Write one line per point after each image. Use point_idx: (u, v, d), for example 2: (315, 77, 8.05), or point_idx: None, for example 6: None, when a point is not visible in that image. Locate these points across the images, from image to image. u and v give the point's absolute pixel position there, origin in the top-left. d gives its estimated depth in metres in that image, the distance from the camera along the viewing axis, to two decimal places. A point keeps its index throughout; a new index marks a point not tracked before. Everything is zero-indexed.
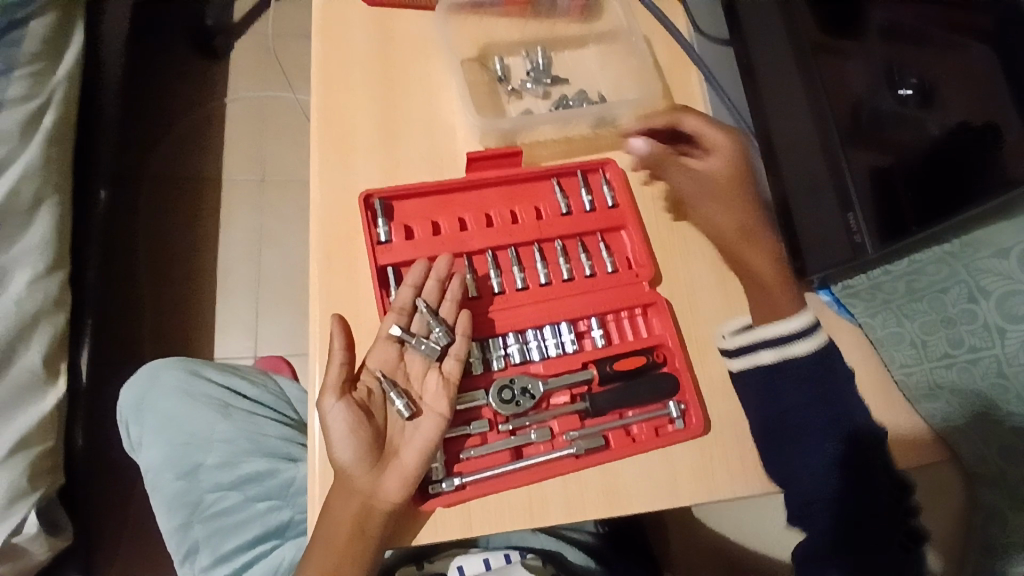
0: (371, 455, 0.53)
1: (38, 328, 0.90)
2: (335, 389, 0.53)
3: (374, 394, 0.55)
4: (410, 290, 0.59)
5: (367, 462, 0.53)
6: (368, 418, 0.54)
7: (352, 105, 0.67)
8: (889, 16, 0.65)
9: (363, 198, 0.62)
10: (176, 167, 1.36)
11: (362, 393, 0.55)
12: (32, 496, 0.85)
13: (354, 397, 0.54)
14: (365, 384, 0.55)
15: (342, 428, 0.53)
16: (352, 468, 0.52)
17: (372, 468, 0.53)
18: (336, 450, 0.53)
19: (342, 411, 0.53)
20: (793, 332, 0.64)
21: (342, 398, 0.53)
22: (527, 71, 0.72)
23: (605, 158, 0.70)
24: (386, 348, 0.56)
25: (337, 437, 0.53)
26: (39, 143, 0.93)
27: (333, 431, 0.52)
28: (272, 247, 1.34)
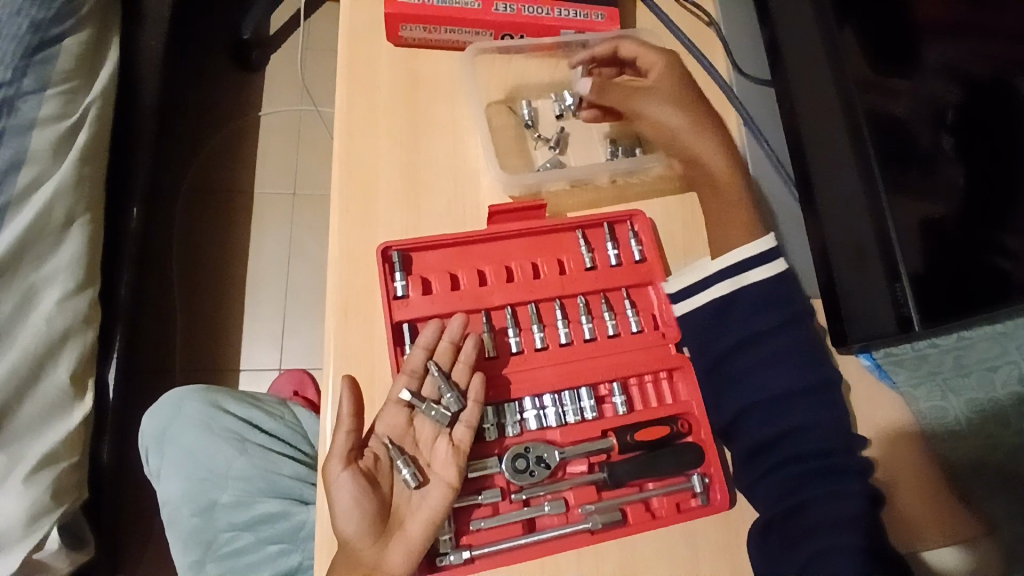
0: (374, 528, 0.51)
1: (67, 345, 0.92)
2: (342, 456, 0.52)
3: (381, 460, 0.54)
4: (422, 351, 0.57)
5: (370, 535, 0.51)
6: (373, 487, 0.52)
7: (375, 152, 0.65)
8: (943, 57, 0.60)
9: (381, 251, 0.61)
10: (209, 178, 1.38)
11: (369, 460, 0.53)
12: (56, 512, 0.87)
13: (360, 465, 0.52)
14: (372, 451, 0.54)
15: (348, 500, 0.51)
16: (355, 540, 0.50)
17: (376, 541, 0.51)
18: (340, 521, 0.51)
19: (348, 481, 0.51)
20: (747, 260, 0.61)
21: (348, 466, 0.52)
22: (555, 116, 0.70)
23: (633, 210, 0.66)
24: (396, 413, 0.55)
25: (341, 510, 0.51)
26: (71, 161, 0.95)
27: (337, 501, 0.51)
28: (300, 261, 1.35)
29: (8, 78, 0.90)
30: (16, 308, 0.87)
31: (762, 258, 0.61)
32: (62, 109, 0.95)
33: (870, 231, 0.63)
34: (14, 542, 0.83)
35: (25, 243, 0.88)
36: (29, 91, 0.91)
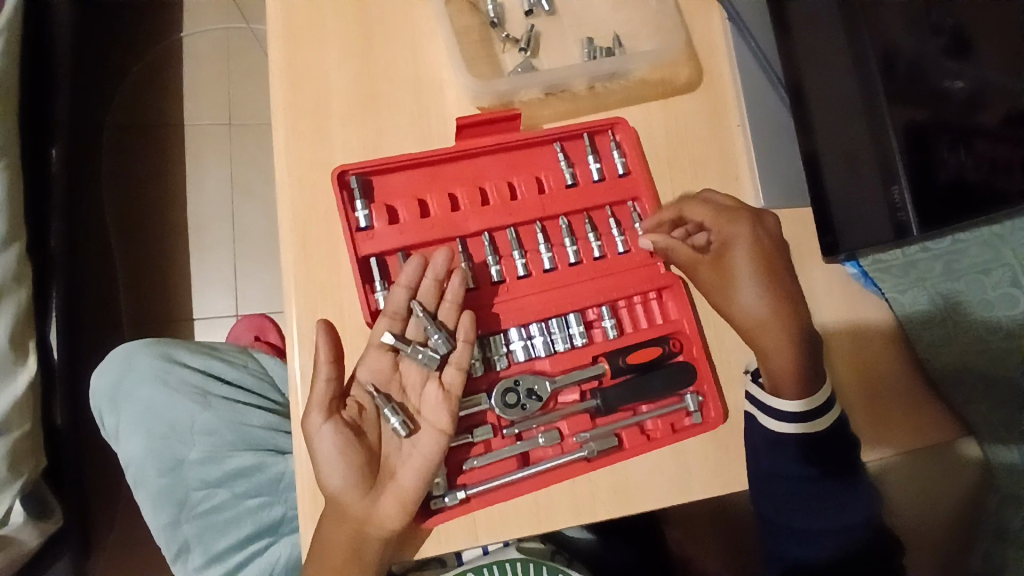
0: (364, 480, 0.49)
1: (1, 306, 0.83)
2: (321, 408, 0.49)
3: (366, 409, 0.51)
4: (404, 290, 0.52)
5: (360, 488, 0.49)
6: (359, 438, 0.50)
7: (325, 66, 0.57)
8: None
9: (337, 175, 0.54)
10: (131, 111, 1.23)
11: (354, 411, 0.51)
12: (15, 484, 0.81)
13: (343, 417, 0.50)
14: (354, 400, 0.51)
15: (332, 452, 0.49)
16: (343, 493, 0.49)
17: (366, 494, 0.49)
18: (325, 476, 0.49)
19: (330, 434, 0.49)
20: (794, 411, 0.56)
21: (330, 418, 0.49)
22: (525, 13, 0.62)
23: (615, 117, 0.60)
24: (379, 357, 0.52)
25: (326, 462, 0.49)
26: None
27: (321, 455, 0.49)
28: (246, 199, 1.24)
29: None
30: None
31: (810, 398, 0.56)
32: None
33: (864, 134, 0.58)
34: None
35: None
36: None
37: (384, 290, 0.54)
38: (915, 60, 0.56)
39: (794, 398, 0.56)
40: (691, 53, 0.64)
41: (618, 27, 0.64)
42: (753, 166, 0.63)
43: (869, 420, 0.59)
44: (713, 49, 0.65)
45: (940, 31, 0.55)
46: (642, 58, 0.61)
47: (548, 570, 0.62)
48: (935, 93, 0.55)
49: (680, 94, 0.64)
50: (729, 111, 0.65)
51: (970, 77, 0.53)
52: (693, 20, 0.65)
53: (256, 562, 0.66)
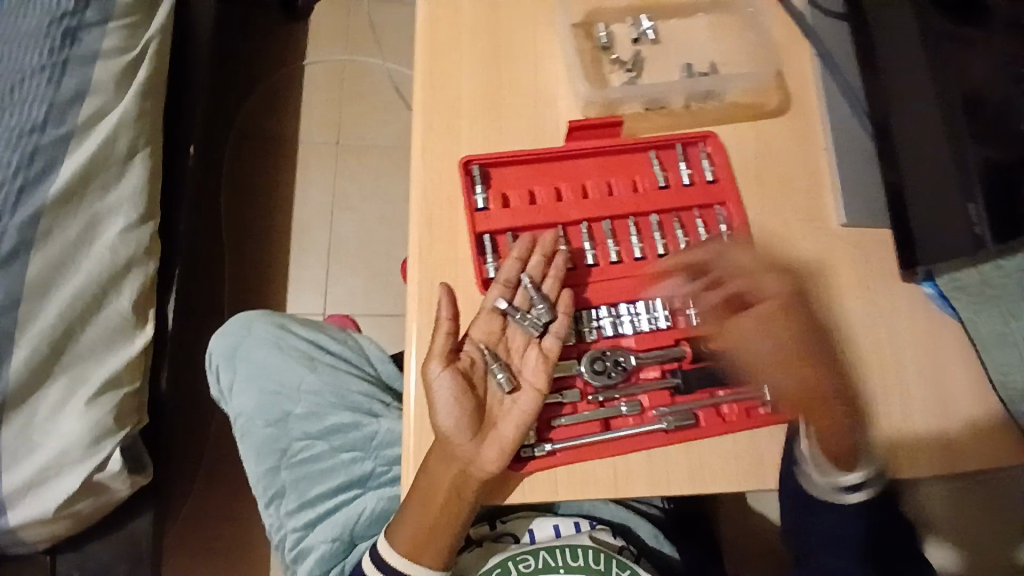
0: (471, 425, 0.56)
1: (131, 274, 0.90)
2: (441, 357, 0.56)
3: (477, 364, 0.58)
4: (515, 263, 0.60)
5: (469, 430, 0.56)
6: (469, 388, 0.57)
7: (458, 73, 0.67)
8: (1015, 11, 0.64)
9: (464, 163, 0.63)
10: (257, 126, 1.40)
11: (466, 363, 0.57)
12: (118, 434, 0.84)
13: (458, 367, 0.57)
14: (468, 354, 0.58)
15: (447, 396, 0.56)
16: (453, 434, 0.55)
17: (473, 439, 0.56)
18: (440, 417, 0.56)
19: (446, 379, 0.56)
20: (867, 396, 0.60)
21: (447, 367, 0.56)
22: (633, 39, 0.71)
23: (706, 132, 0.68)
24: (490, 320, 0.59)
25: (442, 405, 0.56)
26: (133, 95, 0.94)
27: (438, 398, 0.56)
28: (346, 210, 1.36)
29: (72, 9, 0.91)
30: (81, 234, 0.87)
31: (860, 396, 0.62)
32: (124, 43, 0.94)
33: (949, 161, 0.63)
34: (77, 460, 0.80)
35: (85, 174, 0.88)
36: (92, 23, 0.92)
37: (493, 262, 0.61)
38: (1002, 101, 0.62)
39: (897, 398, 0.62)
40: (781, 82, 0.71)
41: (715, 56, 0.72)
42: (836, 185, 0.68)
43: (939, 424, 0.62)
44: (801, 80, 0.72)
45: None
46: (736, 80, 0.69)
47: (617, 563, 0.65)
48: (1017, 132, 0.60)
49: (768, 117, 0.70)
50: (815, 136, 0.70)
51: None
52: (784, 55, 0.72)
53: (344, 511, 0.72)
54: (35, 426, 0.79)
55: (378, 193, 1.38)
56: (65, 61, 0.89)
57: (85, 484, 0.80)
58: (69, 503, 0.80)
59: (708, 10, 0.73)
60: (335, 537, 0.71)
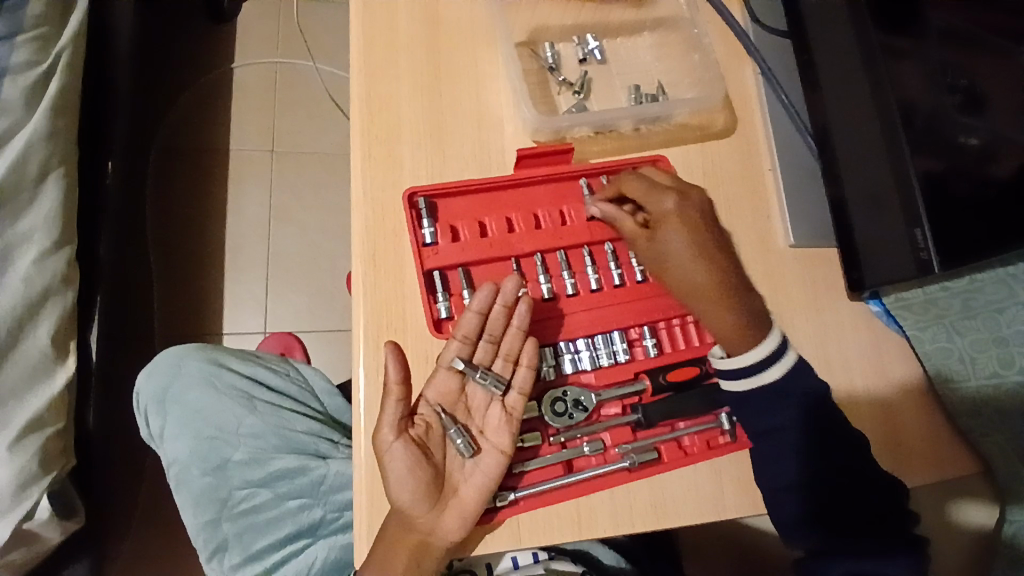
0: (430, 496, 0.52)
1: (46, 306, 0.82)
2: (393, 426, 0.52)
3: (433, 428, 0.55)
4: (475, 315, 0.56)
5: (427, 502, 0.52)
6: (426, 456, 0.53)
7: (398, 97, 0.63)
8: (945, 18, 0.65)
9: (408, 196, 0.59)
10: (183, 135, 1.30)
11: (421, 429, 0.54)
12: (45, 479, 0.78)
13: (411, 435, 0.53)
14: (423, 419, 0.55)
15: (401, 468, 0.52)
16: (411, 507, 0.52)
17: (432, 509, 0.52)
18: (394, 490, 0.52)
19: (401, 450, 0.52)
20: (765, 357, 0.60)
21: (400, 436, 0.52)
22: (579, 60, 0.69)
23: (657, 154, 0.67)
24: (447, 379, 0.56)
25: (396, 478, 0.52)
26: (43, 112, 0.84)
27: (392, 471, 0.52)
28: (285, 222, 1.29)
29: None
30: None
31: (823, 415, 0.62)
32: (35, 55, 0.85)
33: (891, 183, 0.65)
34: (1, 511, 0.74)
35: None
36: None
37: (445, 301, 0.58)
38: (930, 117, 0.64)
39: (755, 347, 0.60)
40: (727, 102, 0.71)
41: (661, 76, 0.71)
42: (783, 206, 0.68)
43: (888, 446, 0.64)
44: (746, 100, 0.72)
45: (956, 90, 0.64)
46: (686, 104, 0.68)
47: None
48: (951, 146, 0.63)
49: (715, 138, 0.69)
50: (761, 156, 0.70)
51: (982, 134, 0.62)
52: (729, 74, 0.72)
53: (294, 563, 0.69)
54: None
55: (317, 203, 1.31)
56: None
57: (12, 535, 0.75)
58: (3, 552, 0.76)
59: (654, 26, 0.71)
60: None
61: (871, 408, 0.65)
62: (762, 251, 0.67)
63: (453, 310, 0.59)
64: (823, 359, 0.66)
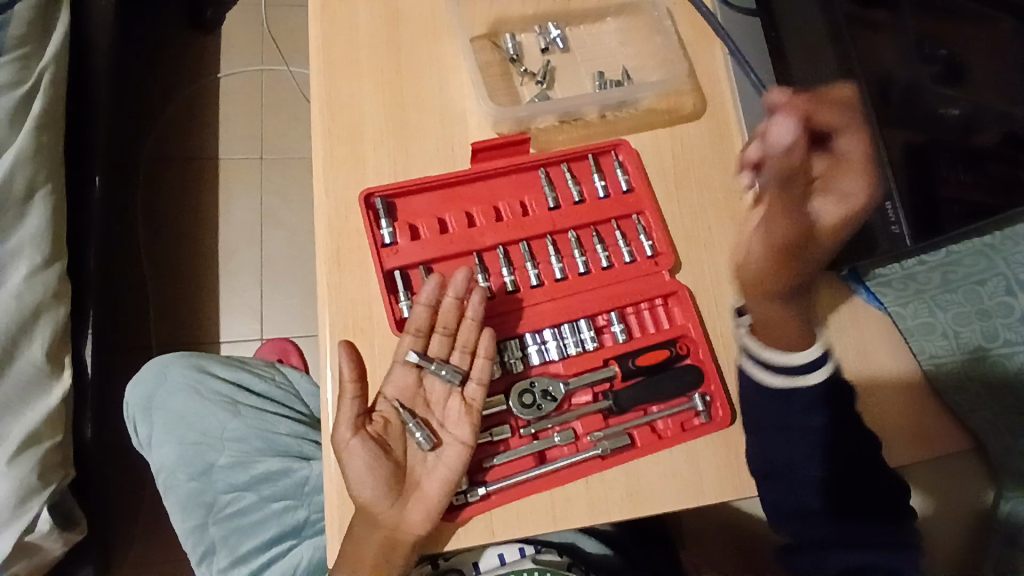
0: (391, 491, 0.53)
1: (39, 324, 0.83)
2: (350, 423, 0.53)
3: (391, 424, 0.55)
4: (425, 310, 0.56)
5: (389, 496, 0.53)
6: (386, 451, 0.54)
7: (358, 96, 0.63)
8: None
9: (363, 198, 0.59)
10: (172, 146, 1.31)
11: (379, 426, 0.54)
12: (45, 491, 0.80)
13: (369, 432, 0.54)
14: (382, 415, 0.55)
15: (361, 466, 0.53)
16: (375, 504, 0.52)
17: (395, 504, 0.53)
18: (358, 489, 0.53)
19: (359, 447, 0.53)
20: (810, 362, 0.62)
21: (358, 432, 0.53)
22: (541, 49, 0.68)
23: (617, 139, 0.65)
24: (405, 375, 0.56)
25: (356, 477, 0.52)
26: (28, 130, 0.86)
27: (352, 470, 0.52)
28: (275, 228, 1.30)
29: None
30: None
31: (797, 393, 0.61)
32: (18, 75, 0.87)
33: None
34: (4, 524, 0.76)
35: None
36: None
37: (407, 301, 0.58)
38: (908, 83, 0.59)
39: (807, 348, 0.62)
40: (694, 83, 0.70)
41: (628, 61, 0.70)
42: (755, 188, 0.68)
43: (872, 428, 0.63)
44: (715, 82, 0.71)
45: (934, 60, 0.57)
46: (650, 88, 0.67)
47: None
48: (930, 118, 0.56)
49: (684, 121, 0.69)
50: (732, 135, 0.69)
51: (963, 104, 0.55)
52: (696, 55, 0.71)
53: (281, 564, 0.69)
54: None
55: (305, 207, 1.32)
56: None
57: (15, 547, 0.78)
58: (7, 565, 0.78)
59: (618, 11, 0.70)
60: None
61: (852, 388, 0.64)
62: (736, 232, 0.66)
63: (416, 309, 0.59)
64: None
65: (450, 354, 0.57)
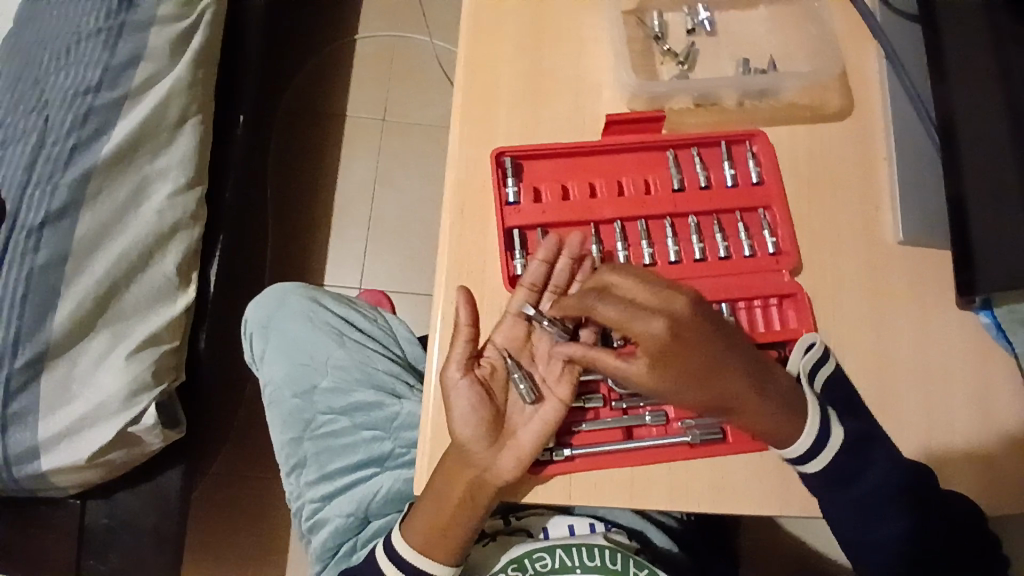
0: (488, 434, 0.55)
1: (176, 239, 0.93)
2: (460, 364, 0.55)
3: (497, 370, 0.58)
4: (541, 264, 0.59)
5: (486, 440, 0.55)
6: (488, 397, 0.57)
7: (500, 58, 0.65)
8: None
9: (495, 155, 0.62)
10: (306, 99, 1.41)
11: (486, 369, 0.57)
12: (155, 390, 0.87)
13: (476, 374, 0.56)
14: (489, 361, 0.58)
15: (465, 406, 0.55)
16: (471, 443, 0.55)
17: (491, 446, 0.55)
18: (459, 427, 0.55)
19: (465, 388, 0.55)
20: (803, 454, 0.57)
21: (466, 374, 0.56)
22: (687, 30, 0.68)
23: (754, 130, 0.64)
24: (515, 325, 0.58)
25: (460, 416, 0.55)
26: (185, 62, 0.95)
27: (456, 407, 0.55)
28: (387, 186, 1.37)
29: None
30: (129, 198, 0.89)
31: (901, 416, 0.59)
32: (180, 10, 0.95)
33: (1020, 178, 0.58)
34: (112, 413, 0.83)
35: (137, 139, 0.90)
36: None
37: (522, 260, 0.60)
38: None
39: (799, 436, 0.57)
40: (844, 81, 0.67)
41: (774, 52, 0.68)
42: (895, 197, 0.64)
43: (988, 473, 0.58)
44: (866, 84, 0.67)
45: None
46: (797, 79, 0.65)
47: (633, 563, 0.64)
48: None
49: (827, 120, 0.66)
50: (877, 142, 0.66)
51: None
52: (849, 53, 0.67)
53: (363, 487, 0.73)
54: (75, 374, 0.83)
55: (417, 170, 1.38)
56: (121, 27, 0.91)
57: (120, 435, 0.83)
58: (103, 452, 0.83)
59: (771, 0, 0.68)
60: (351, 512, 0.73)
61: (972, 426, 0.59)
62: (866, 241, 0.63)
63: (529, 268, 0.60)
64: (927, 371, 0.61)
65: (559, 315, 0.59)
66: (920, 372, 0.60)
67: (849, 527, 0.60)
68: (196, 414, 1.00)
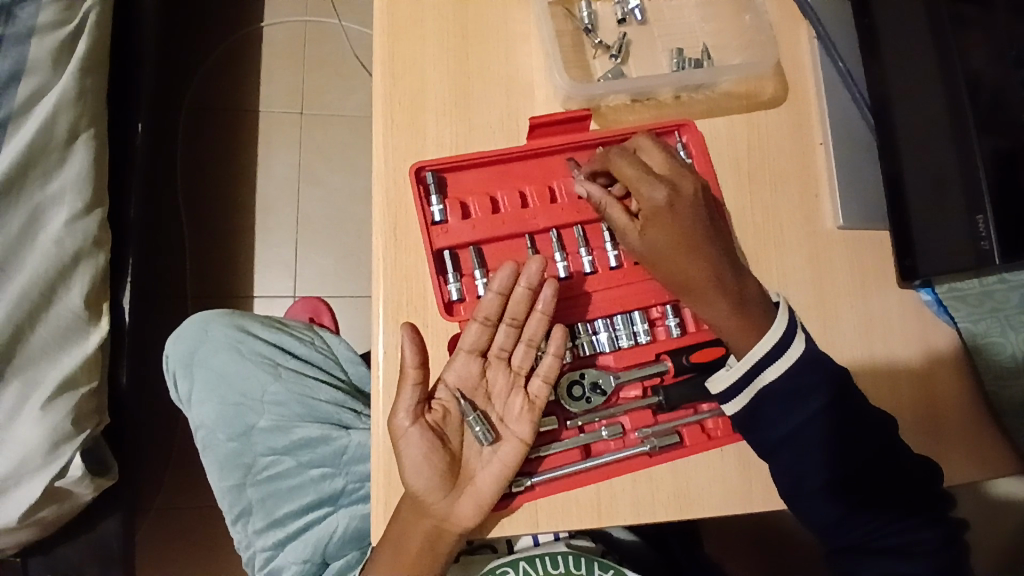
0: (445, 483, 0.52)
1: (79, 267, 0.82)
2: (410, 411, 0.52)
3: (450, 414, 0.54)
4: (497, 297, 0.54)
5: (442, 488, 0.52)
6: (442, 442, 0.53)
7: (422, 61, 0.60)
8: None
9: (414, 171, 0.56)
10: (214, 96, 1.29)
11: (438, 415, 0.54)
12: (78, 438, 0.79)
13: (428, 420, 0.53)
14: (442, 405, 0.54)
15: (417, 454, 0.52)
16: (426, 494, 0.52)
17: (447, 495, 0.53)
18: (410, 476, 0.52)
19: (416, 436, 0.52)
20: (763, 358, 0.55)
21: (416, 421, 0.52)
22: (618, 20, 0.64)
23: (683, 119, 0.62)
24: (468, 363, 0.55)
25: (412, 465, 0.52)
26: (73, 72, 0.83)
27: (407, 456, 0.52)
28: (312, 186, 1.28)
29: None
30: (22, 230, 0.78)
31: None
32: (61, 15, 0.83)
33: (953, 162, 0.59)
34: (35, 470, 0.75)
35: (26, 163, 0.78)
36: None
37: (456, 283, 0.56)
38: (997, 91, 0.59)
39: (765, 336, 0.55)
40: (778, 69, 0.65)
41: (707, 39, 0.66)
42: (833, 184, 0.63)
43: (933, 448, 0.60)
44: (800, 68, 0.66)
45: None
46: (734, 71, 0.62)
47: (599, 565, 0.62)
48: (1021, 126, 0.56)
49: (762, 108, 0.64)
50: (811, 127, 0.65)
51: None
52: (781, 38, 0.66)
53: (315, 531, 0.69)
54: None
55: (344, 167, 1.29)
56: None
57: (45, 492, 0.76)
58: (32, 511, 0.76)
59: None
60: (307, 557, 0.69)
61: (915, 404, 0.61)
62: (808, 229, 0.63)
63: (465, 292, 0.57)
64: (869, 353, 0.62)
65: (515, 347, 0.56)
66: (860, 340, 0.62)
67: (817, 510, 0.56)
68: (129, 459, 0.91)
